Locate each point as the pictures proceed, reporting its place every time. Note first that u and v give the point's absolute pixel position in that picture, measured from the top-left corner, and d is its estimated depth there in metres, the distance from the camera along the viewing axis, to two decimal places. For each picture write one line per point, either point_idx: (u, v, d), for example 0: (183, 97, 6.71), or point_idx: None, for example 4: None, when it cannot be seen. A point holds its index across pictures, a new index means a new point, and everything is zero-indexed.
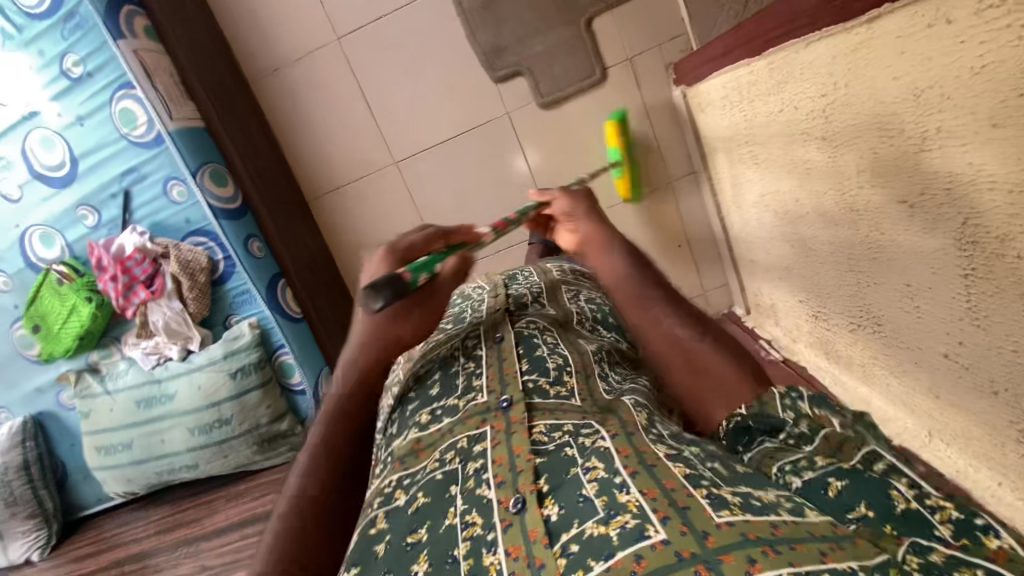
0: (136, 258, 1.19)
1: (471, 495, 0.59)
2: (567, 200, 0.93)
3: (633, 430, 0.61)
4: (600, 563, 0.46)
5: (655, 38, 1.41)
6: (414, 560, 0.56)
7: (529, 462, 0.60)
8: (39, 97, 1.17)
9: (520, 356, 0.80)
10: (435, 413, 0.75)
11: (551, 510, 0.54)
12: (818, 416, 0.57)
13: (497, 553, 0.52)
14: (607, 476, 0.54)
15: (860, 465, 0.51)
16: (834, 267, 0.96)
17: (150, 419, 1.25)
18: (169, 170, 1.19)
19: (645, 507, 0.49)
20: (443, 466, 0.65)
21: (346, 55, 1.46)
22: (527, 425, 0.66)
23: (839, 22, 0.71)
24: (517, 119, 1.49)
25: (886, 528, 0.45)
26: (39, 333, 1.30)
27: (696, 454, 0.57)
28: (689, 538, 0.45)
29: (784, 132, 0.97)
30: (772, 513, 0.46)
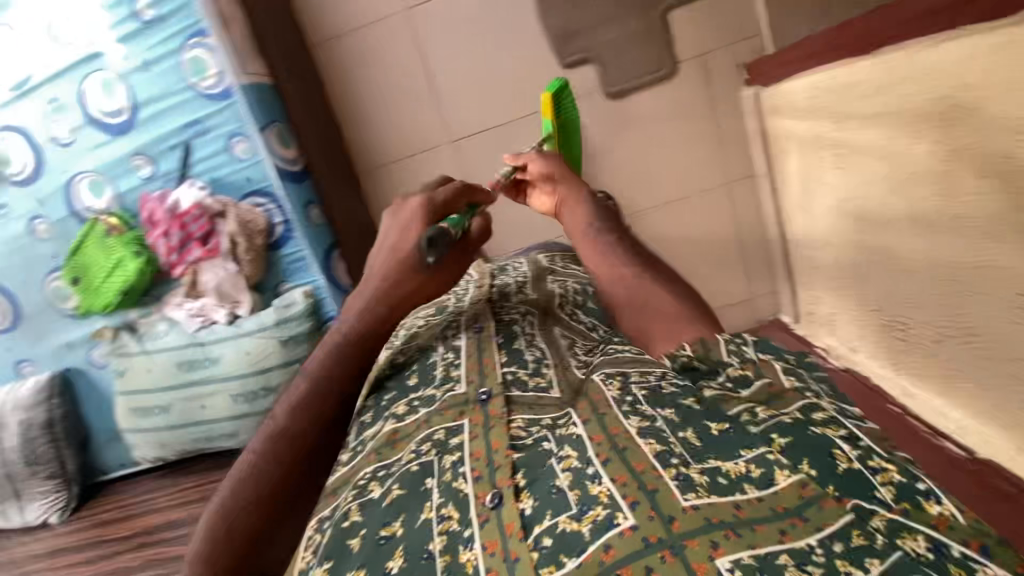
0: (194, 215, 1.14)
1: (448, 487, 0.58)
2: (544, 161, 0.94)
3: (606, 411, 0.60)
4: (572, 560, 0.46)
5: (731, 36, 1.39)
6: (390, 556, 0.53)
7: (506, 458, 0.58)
8: (106, 38, 1.12)
9: (501, 347, 0.78)
10: (412, 404, 0.73)
11: (526, 504, 0.53)
12: (762, 359, 0.59)
13: (474, 549, 0.50)
14: (581, 466, 0.54)
15: (802, 419, 0.52)
16: (925, 277, 0.95)
17: (191, 383, 1.21)
18: (234, 126, 1.14)
19: (615, 496, 0.49)
20: (419, 457, 0.63)
21: (413, 27, 1.43)
22: (505, 420, 0.64)
23: (982, 21, 0.71)
24: (581, 107, 1.46)
25: (829, 487, 0.46)
26: (78, 285, 1.25)
27: (668, 420, 0.56)
28: (655, 523, 0.46)
29: (883, 136, 0.95)
30: (738, 491, 0.47)
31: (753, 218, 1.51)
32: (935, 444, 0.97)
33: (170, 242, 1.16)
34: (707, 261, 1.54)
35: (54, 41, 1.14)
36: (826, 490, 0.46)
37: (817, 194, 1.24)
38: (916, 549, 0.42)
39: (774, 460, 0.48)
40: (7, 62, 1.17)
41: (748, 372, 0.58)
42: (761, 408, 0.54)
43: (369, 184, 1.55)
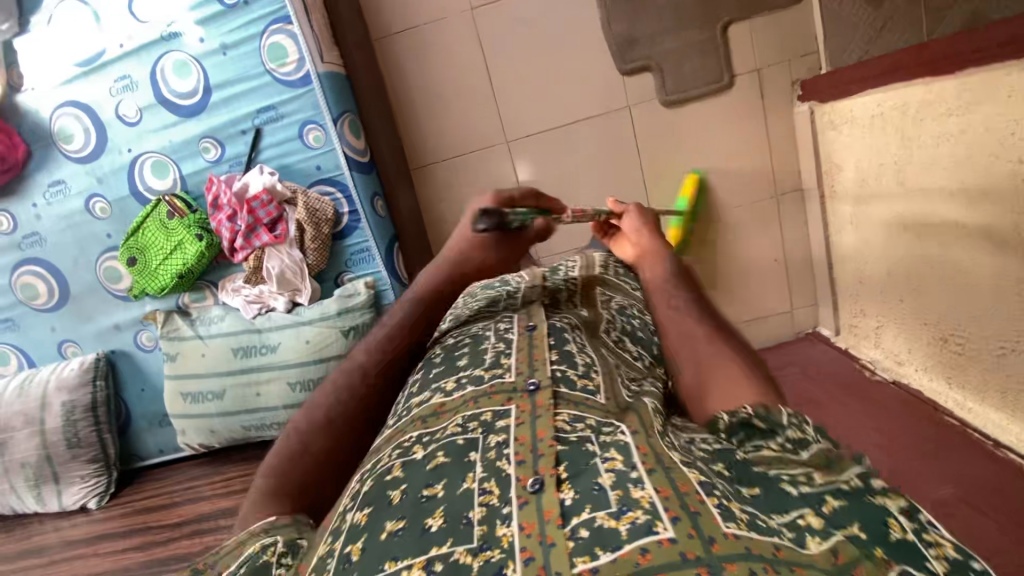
0: (262, 200, 1.13)
1: (490, 463, 0.52)
2: (637, 219, 1.00)
3: (654, 433, 0.54)
4: (607, 553, 0.41)
5: (788, 53, 1.43)
6: (430, 514, 0.48)
7: (551, 447, 0.52)
8: (184, 19, 1.11)
9: (552, 344, 0.72)
10: (460, 381, 0.67)
11: (568, 494, 0.47)
12: (826, 437, 0.51)
13: (511, 525, 0.45)
14: (624, 469, 0.48)
15: (855, 483, 0.46)
16: (990, 291, 0.98)
17: (246, 370, 1.19)
18: (308, 113, 1.14)
19: (659, 505, 0.43)
20: (465, 432, 0.58)
21: (476, 26, 1.44)
22: (552, 411, 0.58)
23: None
24: (637, 113, 1.49)
25: (875, 551, 0.41)
26: (134, 266, 1.24)
27: (718, 470, 0.50)
28: (696, 541, 0.40)
29: (955, 153, 0.99)
30: (778, 536, 0.42)
31: (798, 230, 1.55)
32: (995, 455, 0.99)
33: (236, 226, 1.15)
34: (748, 272, 1.59)
35: (131, 19, 1.13)
36: (870, 554, 0.41)
37: (869, 211, 1.28)
38: None
39: (807, 525, 0.43)
40: (79, 37, 1.16)
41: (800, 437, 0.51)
42: (818, 474, 0.48)
43: (421, 180, 1.56)
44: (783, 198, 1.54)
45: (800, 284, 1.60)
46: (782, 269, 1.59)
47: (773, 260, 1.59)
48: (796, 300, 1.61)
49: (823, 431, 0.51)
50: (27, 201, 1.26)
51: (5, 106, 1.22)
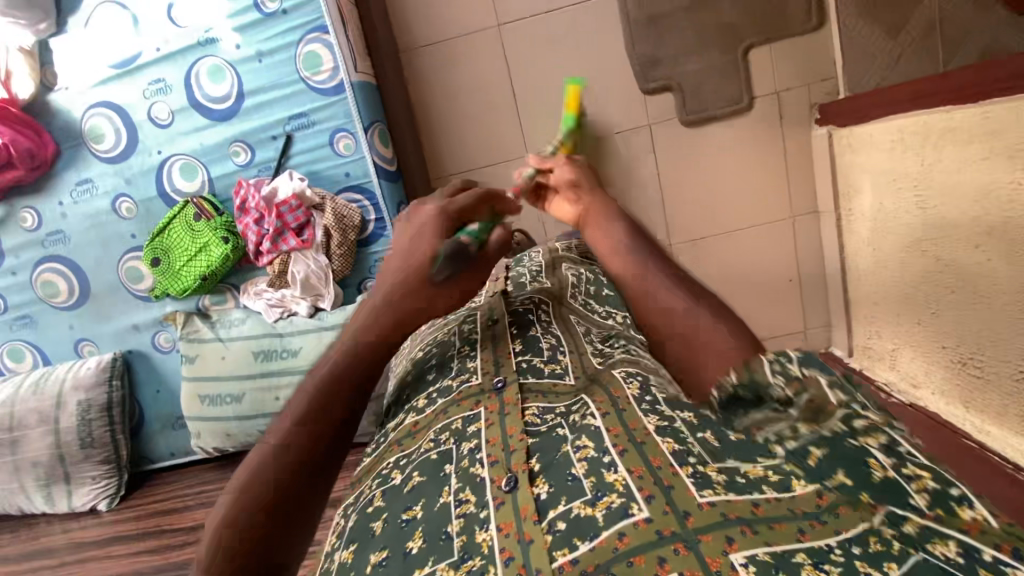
0: (291, 205, 1.14)
1: (465, 473, 0.53)
2: (571, 169, 0.82)
3: (625, 404, 0.55)
4: (585, 543, 0.42)
5: (806, 78, 1.47)
6: (409, 538, 0.48)
7: (522, 442, 0.54)
8: (222, 25, 1.13)
9: (516, 335, 0.72)
10: (431, 396, 0.67)
11: (541, 489, 0.48)
12: (808, 376, 0.47)
13: (489, 530, 0.46)
14: (597, 454, 0.49)
15: (840, 428, 0.43)
16: (1010, 316, 0.99)
17: (266, 373, 1.19)
18: (338, 121, 1.16)
19: (631, 486, 0.45)
20: (438, 445, 0.58)
21: (502, 42, 1.47)
22: (520, 406, 0.59)
23: None
24: (657, 132, 1.52)
25: (862, 497, 0.39)
26: (157, 267, 1.24)
27: (688, 423, 0.51)
28: (670, 517, 0.41)
29: (977, 180, 1.01)
30: (755, 491, 0.42)
31: (813, 252, 1.57)
32: (1016, 478, 0.98)
33: (263, 230, 1.16)
34: (761, 291, 1.61)
35: (169, 24, 1.15)
36: (857, 500, 0.39)
37: (887, 234, 1.30)
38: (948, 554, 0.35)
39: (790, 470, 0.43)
40: (117, 40, 1.18)
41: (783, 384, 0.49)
42: (803, 425, 0.45)
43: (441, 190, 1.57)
44: (799, 219, 1.56)
45: (813, 305, 1.62)
46: (797, 289, 1.60)
47: (788, 280, 1.60)
48: (809, 321, 1.63)
49: (811, 379, 0.47)
50: (53, 198, 1.27)
51: (38, 104, 1.23)
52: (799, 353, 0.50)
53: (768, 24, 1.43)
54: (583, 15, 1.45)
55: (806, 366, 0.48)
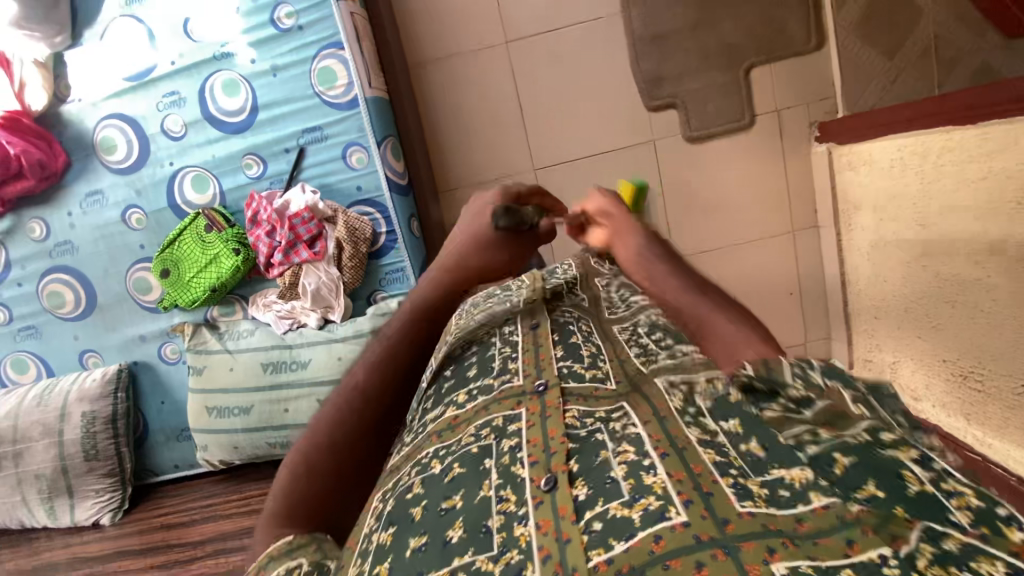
0: (304, 217, 1.15)
1: (505, 469, 0.51)
2: None
3: (669, 413, 0.52)
4: (622, 543, 0.40)
5: (806, 97, 1.51)
6: (448, 527, 0.47)
7: (563, 444, 0.51)
8: (237, 40, 1.15)
9: (557, 340, 0.70)
10: (471, 392, 0.64)
11: (580, 490, 0.46)
12: (829, 387, 0.49)
13: (528, 525, 0.44)
14: (638, 456, 0.47)
15: (872, 442, 0.42)
16: (1010, 331, 1.02)
17: (275, 385, 1.19)
18: (352, 134, 1.17)
19: (670, 489, 0.42)
20: (478, 441, 0.56)
21: (510, 59, 1.50)
22: (562, 407, 0.56)
23: None
24: (661, 148, 1.55)
25: (896, 509, 0.38)
26: (166, 278, 1.24)
27: (732, 435, 0.49)
28: (709, 522, 0.39)
29: (976, 198, 1.04)
30: (797, 504, 0.40)
31: (813, 265, 1.60)
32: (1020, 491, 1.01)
33: (276, 243, 1.17)
34: (763, 304, 1.63)
35: (185, 37, 1.16)
36: (891, 514, 0.38)
37: (888, 252, 1.33)
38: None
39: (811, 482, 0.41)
40: (131, 53, 1.19)
41: (800, 384, 0.49)
42: (823, 428, 0.45)
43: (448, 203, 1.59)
44: (799, 233, 1.59)
45: (814, 317, 1.64)
46: (797, 302, 1.63)
47: (789, 294, 1.63)
48: (810, 333, 1.65)
49: (831, 388, 0.49)
50: (62, 209, 1.27)
51: (50, 115, 1.24)
52: (823, 365, 0.51)
53: (769, 45, 1.47)
54: (590, 34, 1.49)
55: (829, 375, 0.50)
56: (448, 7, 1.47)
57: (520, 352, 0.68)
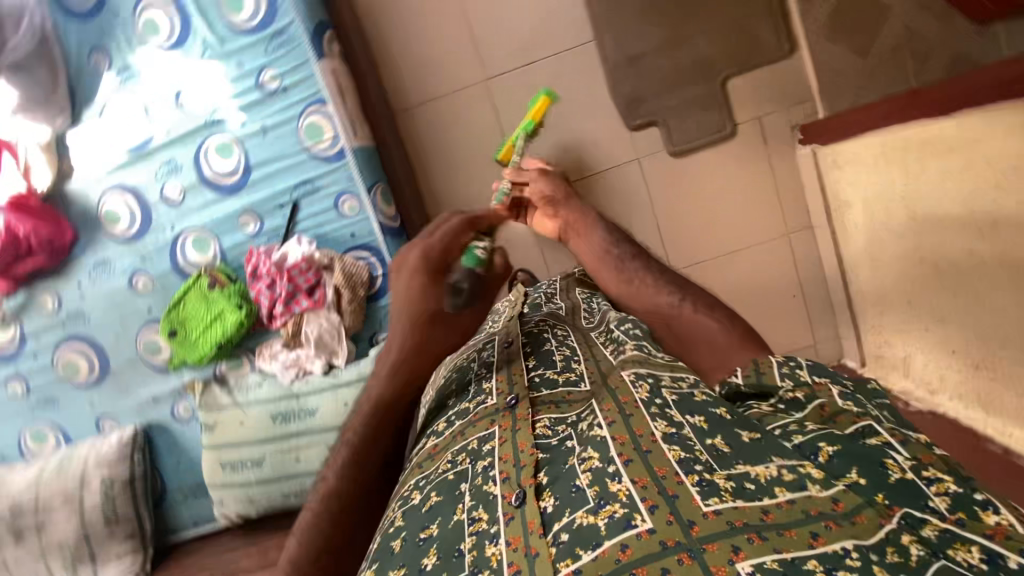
0: (302, 267, 1.18)
1: (478, 491, 0.65)
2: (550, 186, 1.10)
3: (631, 411, 0.68)
4: (590, 553, 0.53)
5: (785, 101, 1.52)
6: (426, 554, 0.61)
7: (531, 457, 0.67)
8: (227, 106, 1.20)
9: (528, 355, 0.88)
10: (450, 419, 0.82)
11: (547, 502, 0.61)
12: (818, 382, 0.67)
13: (498, 544, 0.58)
14: (602, 465, 0.62)
15: (854, 435, 0.60)
16: (1014, 316, 1.01)
17: (286, 435, 1.20)
18: (342, 185, 1.21)
19: (635, 496, 0.57)
20: (454, 466, 0.72)
21: (491, 95, 1.55)
22: (531, 422, 0.73)
23: None
24: (646, 165, 1.57)
25: (877, 495, 0.54)
26: (174, 339, 1.27)
27: (697, 429, 0.64)
28: (674, 528, 0.53)
29: (962, 188, 1.04)
30: (763, 497, 0.55)
31: (813, 265, 1.59)
32: None
33: (276, 293, 1.19)
34: (767, 310, 1.62)
35: (177, 108, 1.22)
36: (874, 499, 0.53)
37: (884, 247, 1.32)
38: (968, 557, 0.48)
39: (805, 473, 0.56)
40: (129, 127, 1.25)
41: (794, 375, 0.68)
42: (811, 422, 0.63)
43: None
44: (794, 235, 1.59)
45: (820, 317, 1.63)
46: (801, 303, 1.62)
47: (791, 296, 1.62)
48: (817, 333, 1.63)
49: (819, 386, 0.66)
50: (72, 281, 1.31)
51: (56, 193, 1.29)
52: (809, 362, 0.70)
53: (742, 56, 1.50)
54: (565, 63, 1.53)
55: (815, 372, 0.68)
56: (427, 52, 1.53)
57: (494, 372, 0.85)
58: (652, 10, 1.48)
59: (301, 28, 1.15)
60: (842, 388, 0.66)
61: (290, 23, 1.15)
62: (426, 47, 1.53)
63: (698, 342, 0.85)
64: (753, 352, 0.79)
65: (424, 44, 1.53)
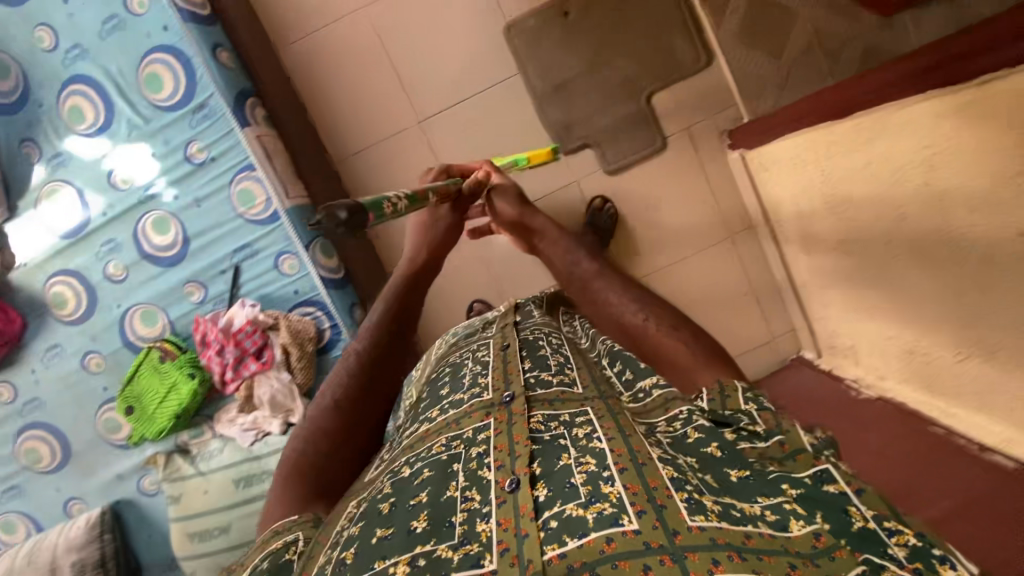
0: (247, 331, 1.20)
1: (472, 473, 0.64)
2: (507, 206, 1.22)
3: (630, 432, 0.64)
4: (574, 540, 0.52)
5: (710, 110, 1.57)
6: (414, 518, 0.59)
7: (525, 447, 0.64)
8: (158, 181, 1.23)
9: (524, 359, 0.83)
10: (443, 406, 0.78)
11: (540, 492, 0.59)
12: (761, 416, 0.69)
13: (489, 522, 0.57)
14: (596, 469, 0.58)
15: (811, 479, 0.59)
16: (937, 300, 1.04)
17: (248, 499, 1.22)
18: (280, 244, 1.23)
19: (624, 499, 0.54)
20: (448, 448, 0.69)
21: (426, 136, 1.59)
22: (526, 415, 0.70)
23: (943, 87, 0.86)
24: (585, 186, 1.61)
25: (841, 540, 0.52)
26: (131, 415, 1.28)
27: (690, 463, 0.63)
28: (659, 531, 0.51)
29: (870, 182, 1.08)
30: (748, 523, 0.53)
31: (759, 263, 1.63)
32: (981, 458, 1.01)
33: (225, 359, 1.21)
34: (720, 311, 1.66)
35: (111, 188, 1.24)
36: (840, 542, 0.52)
37: (815, 241, 1.36)
38: None
39: (787, 509, 0.55)
40: (65, 212, 1.27)
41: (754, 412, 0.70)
42: (773, 462, 0.63)
43: None
44: (737, 236, 1.62)
45: (773, 312, 1.66)
46: (753, 301, 1.65)
47: (743, 295, 1.65)
48: (773, 328, 1.67)
49: (768, 416, 0.69)
50: (25, 368, 1.32)
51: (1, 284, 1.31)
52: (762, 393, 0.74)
53: (662, 71, 1.55)
54: (495, 97, 1.58)
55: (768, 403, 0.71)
56: (359, 101, 1.57)
57: (490, 370, 0.82)
58: (571, 38, 1.53)
59: (222, 100, 1.19)
60: (810, 431, 0.66)
61: (210, 96, 1.19)
62: (357, 97, 1.57)
63: (664, 356, 0.91)
64: (718, 369, 0.84)
65: (355, 94, 1.57)
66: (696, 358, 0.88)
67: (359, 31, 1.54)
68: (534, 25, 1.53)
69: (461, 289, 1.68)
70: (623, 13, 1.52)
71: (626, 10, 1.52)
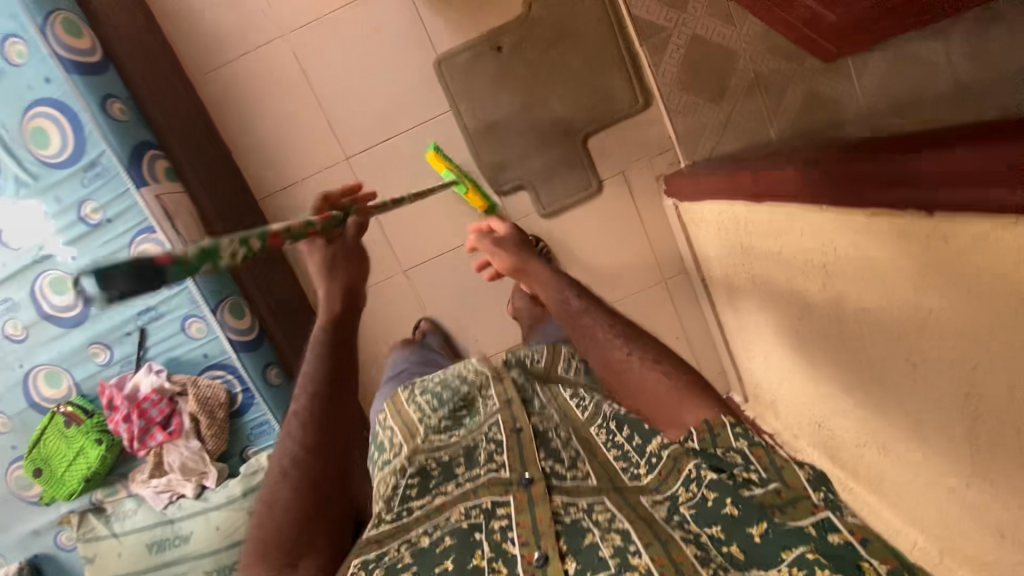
0: (153, 400, 1.17)
1: (496, 547, 0.71)
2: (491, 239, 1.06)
3: (648, 517, 0.69)
4: None
5: (646, 153, 1.55)
6: None
7: (550, 527, 0.71)
8: (53, 241, 1.16)
9: (539, 445, 0.83)
10: (462, 480, 0.81)
11: (570, 566, 0.67)
12: (750, 450, 0.68)
13: None
14: (623, 543, 0.66)
15: (812, 528, 0.60)
16: (837, 387, 1.06)
17: (162, 564, 1.20)
18: (185, 308, 1.19)
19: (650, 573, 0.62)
20: (467, 517, 0.76)
21: (355, 173, 1.52)
22: (548, 497, 0.75)
23: (840, 205, 0.79)
24: (520, 227, 1.58)
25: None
26: (40, 477, 1.25)
27: (715, 536, 0.65)
28: None
29: (780, 267, 1.07)
30: None
31: (692, 307, 1.64)
32: None
33: (130, 429, 1.18)
34: None
35: (4, 246, 1.17)
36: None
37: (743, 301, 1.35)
38: None
39: (812, 561, 0.57)
40: None
41: (744, 450, 0.68)
42: (776, 508, 0.63)
43: None
44: (671, 280, 1.62)
45: (706, 354, 1.67)
46: (686, 343, 1.66)
47: (676, 337, 1.66)
48: (705, 370, 1.69)
49: (757, 454, 0.67)
50: None
51: None
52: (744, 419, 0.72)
53: (599, 111, 1.50)
54: (425, 134, 1.51)
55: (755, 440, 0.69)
56: (282, 137, 1.49)
57: (506, 448, 0.83)
58: (503, 76, 1.47)
59: (115, 158, 1.12)
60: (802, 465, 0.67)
61: (101, 153, 1.12)
62: (280, 132, 1.49)
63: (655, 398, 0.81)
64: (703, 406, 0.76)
65: (279, 128, 1.49)
66: (679, 391, 0.79)
67: (280, 62, 1.46)
68: (465, 61, 1.46)
69: (395, 330, 1.64)
70: (556, 52, 1.46)
71: (560, 48, 1.46)
